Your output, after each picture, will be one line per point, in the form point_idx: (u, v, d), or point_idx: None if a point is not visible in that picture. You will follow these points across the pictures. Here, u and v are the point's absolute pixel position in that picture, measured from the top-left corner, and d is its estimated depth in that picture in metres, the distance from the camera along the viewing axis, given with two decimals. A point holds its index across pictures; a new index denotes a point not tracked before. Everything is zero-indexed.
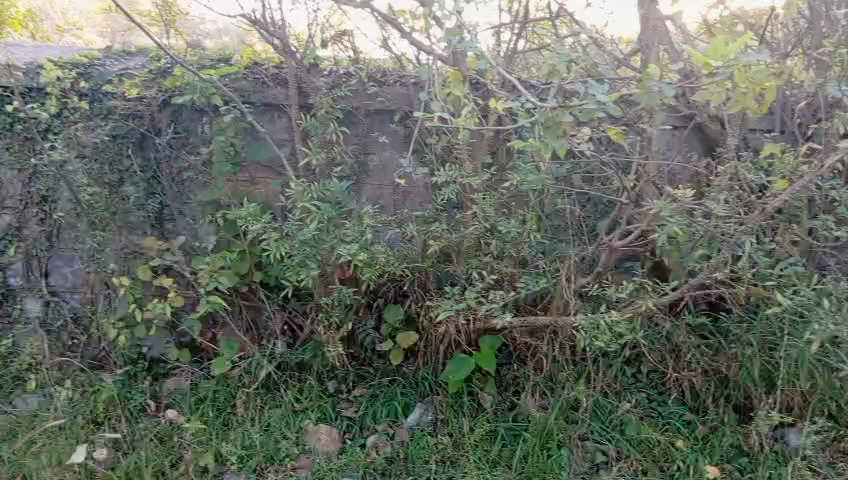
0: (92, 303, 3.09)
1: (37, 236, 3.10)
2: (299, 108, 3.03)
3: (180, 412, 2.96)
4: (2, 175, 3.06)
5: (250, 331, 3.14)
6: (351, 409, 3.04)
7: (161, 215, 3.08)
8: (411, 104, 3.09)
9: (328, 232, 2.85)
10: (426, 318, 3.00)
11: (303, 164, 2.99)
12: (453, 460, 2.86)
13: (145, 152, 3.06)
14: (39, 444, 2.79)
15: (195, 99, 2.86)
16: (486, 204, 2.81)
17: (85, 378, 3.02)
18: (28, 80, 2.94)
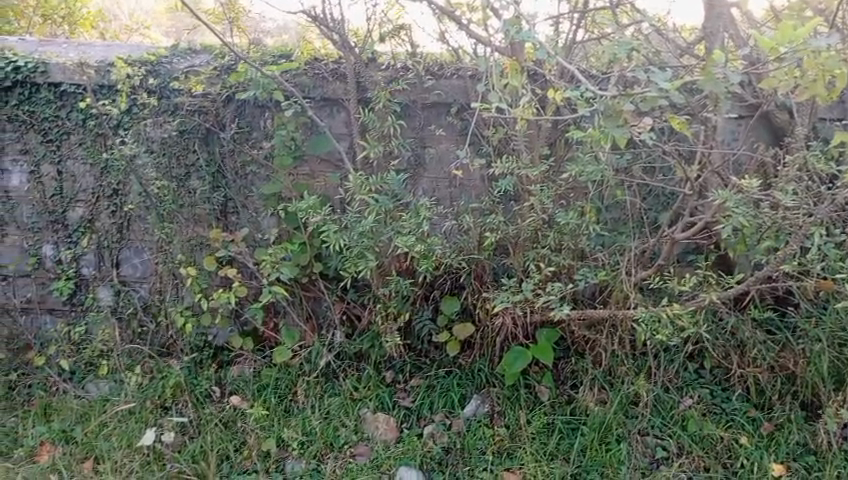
0: (160, 292, 3.21)
1: (109, 228, 3.23)
2: (358, 102, 3.08)
3: (244, 398, 3.05)
4: (76, 170, 3.20)
5: (310, 320, 3.19)
6: (408, 399, 3.08)
7: (226, 208, 3.17)
8: (468, 97, 3.08)
9: (387, 224, 2.89)
10: (483, 309, 3.00)
11: (362, 157, 3.03)
12: (510, 452, 2.87)
13: (210, 147, 3.13)
14: (110, 427, 2.91)
15: (258, 94, 2.92)
16: (544, 195, 2.78)
17: (154, 364, 3.13)
18: (100, 78, 3.07)
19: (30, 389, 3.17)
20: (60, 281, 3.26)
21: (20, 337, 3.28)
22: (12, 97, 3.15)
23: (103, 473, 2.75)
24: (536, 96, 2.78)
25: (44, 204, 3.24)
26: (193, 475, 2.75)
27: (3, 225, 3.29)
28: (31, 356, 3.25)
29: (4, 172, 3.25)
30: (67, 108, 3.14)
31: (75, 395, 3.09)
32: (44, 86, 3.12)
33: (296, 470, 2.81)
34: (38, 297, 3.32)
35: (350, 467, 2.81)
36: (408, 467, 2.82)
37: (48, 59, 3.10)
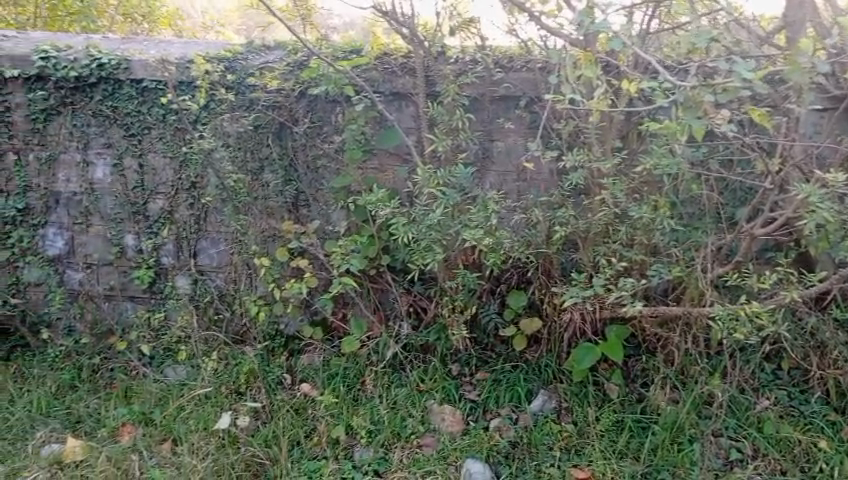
0: (235, 282, 3.32)
1: (187, 219, 3.34)
2: (426, 97, 3.07)
3: (314, 385, 3.12)
4: (156, 162, 3.31)
5: (377, 311, 3.24)
6: (474, 392, 3.10)
7: (297, 201, 3.25)
8: (538, 90, 3.05)
9: (454, 218, 2.90)
10: (551, 304, 3.00)
11: (429, 151, 3.03)
12: (578, 448, 2.85)
13: (282, 141, 3.21)
14: (187, 410, 3.00)
15: (330, 88, 2.97)
16: (616, 189, 2.74)
17: (228, 351, 3.24)
18: (180, 74, 3.17)
19: (111, 373, 3.28)
20: (140, 269, 3.37)
21: (102, 322, 3.41)
22: (96, 93, 3.25)
23: (181, 454, 2.81)
24: (610, 88, 2.72)
25: (126, 196, 3.34)
26: (265, 458, 2.82)
27: (87, 216, 3.39)
28: (113, 341, 3.37)
29: (89, 165, 3.35)
30: (148, 104, 3.23)
31: (153, 379, 3.19)
32: (126, 83, 3.22)
33: (364, 458, 2.86)
34: (119, 285, 3.44)
35: (417, 458, 2.84)
36: (474, 460, 2.80)
37: (130, 57, 3.20)
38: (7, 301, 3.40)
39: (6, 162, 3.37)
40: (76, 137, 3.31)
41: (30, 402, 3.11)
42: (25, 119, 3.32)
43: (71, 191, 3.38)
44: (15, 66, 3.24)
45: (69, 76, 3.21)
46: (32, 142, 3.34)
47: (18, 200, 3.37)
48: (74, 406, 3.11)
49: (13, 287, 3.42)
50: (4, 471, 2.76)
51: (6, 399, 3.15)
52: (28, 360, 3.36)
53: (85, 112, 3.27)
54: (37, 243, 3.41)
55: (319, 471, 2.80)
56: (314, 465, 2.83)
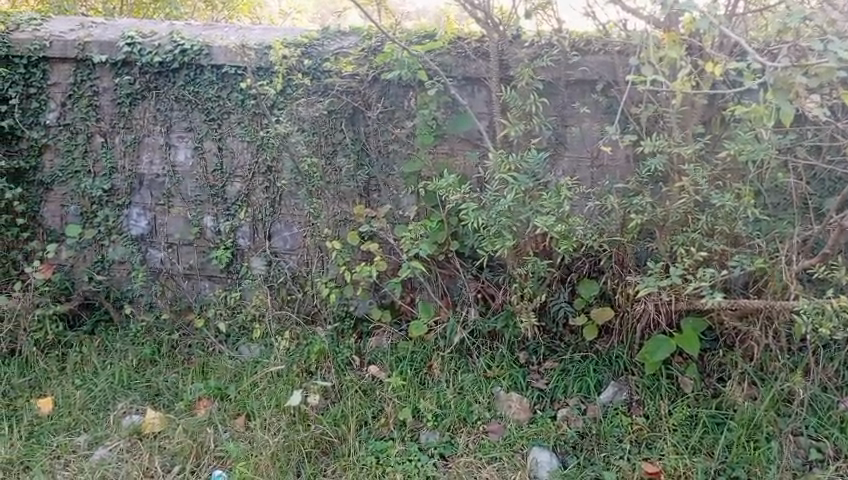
0: (307, 264, 3.40)
1: (263, 202, 3.43)
2: (499, 81, 3.02)
3: (382, 368, 3.16)
4: (235, 147, 3.41)
5: (445, 296, 3.25)
6: (542, 381, 3.06)
7: (368, 186, 3.29)
8: (615, 73, 2.97)
9: (525, 204, 2.83)
10: (623, 294, 2.93)
11: (502, 136, 2.99)
12: (649, 442, 2.79)
13: (355, 126, 3.24)
14: (261, 387, 3.09)
15: (403, 73, 2.98)
16: (698, 175, 2.65)
17: (300, 331, 3.32)
18: (259, 60, 3.24)
19: (189, 349, 3.39)
20: (218, 250, 3.49)
21: (182, 299, 3.55)
22: (179, 78, 3.37)
23: (254, 429, 2.91)
24: (693, 70, 2.64)
25: (206, 179, 3.46)
26: (334, 437, 2.87)
27: (169, 198, 3.52)
28: (191, 318, 3.50)
29: (171, 148, 3.48)
30: (228, 89, 3.33)
31: (229, 356, 3.31)
32: (207, 68, 3.32)
33: (431, 441, 2.88)
34: (198, 264, 3.56)
35: (483, 443, 2.84)
36: (541, 449, 2.80)
37: (211, 43, 3.30)
38: (93, 278, 3.55)
39: (93, 144, 3.53)
40: (159, 122, 3.45)
41: (113, 374, 3.22)
42: (112, 103, 3.48)
43: (154, 172, 3.52)
44: (102, 51, 3.41)
45: (153, 62, 3.34)
46: (117, 125, 3.49)
47: (104, 181, 3.53)
48: (154, 379, 3.21)
49: (98, 265, 3.58)
50: (87, 439, 2.88)
51: (90, 371, 3.25)
52: (112, 334, 3.47)
53: (169, 97, 3.40)
54: (122, 223, 3.57)
55: (385, 451, 2.83)
56: (381, 445, 2.86)
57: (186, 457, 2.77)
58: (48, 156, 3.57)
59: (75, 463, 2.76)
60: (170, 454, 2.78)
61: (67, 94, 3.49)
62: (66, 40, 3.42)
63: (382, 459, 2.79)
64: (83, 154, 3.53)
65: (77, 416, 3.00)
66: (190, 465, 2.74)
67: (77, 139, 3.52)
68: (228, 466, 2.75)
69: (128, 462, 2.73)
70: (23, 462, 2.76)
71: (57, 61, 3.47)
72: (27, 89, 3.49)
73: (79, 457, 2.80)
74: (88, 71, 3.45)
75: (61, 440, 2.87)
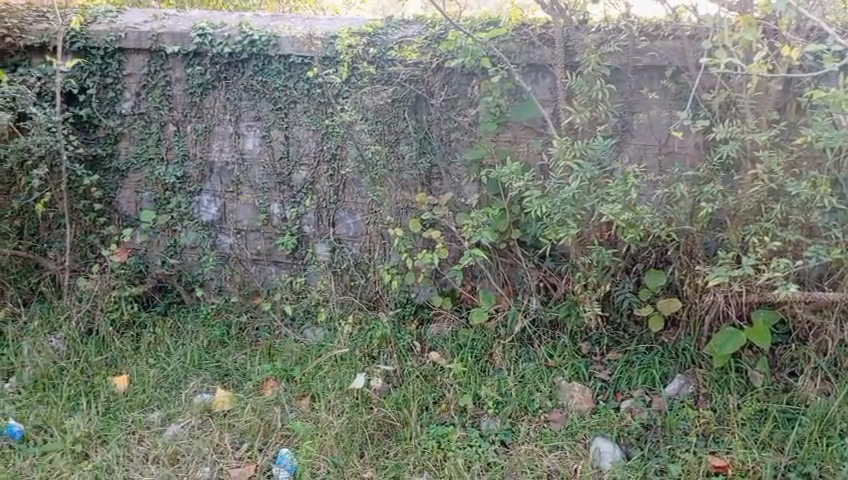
0: (370, 251, 3.45)
1: (327, 190, 3.49)
2: (565, 67, 2.97)
3: (443, 355, 3.18)
4: (300, 136, 3.48)
5: (506, 285, 3.24)
6: (605, 372, 3.03)
7: (430, 173, 3.31)
8: (685, 59, 2.89)
9: (591, 192, 2.79)
10: (692, 285, 2.90)
11: (566, 123, 2.94)
12: (717, 436, 2.73)
13: (419, 114, 3.26)
14: (325, 370, 3.16)
15: (466, 60, 3.00)
16: (773, 163, 2.58)
17: (363, 316, 3.38)
18: (325, 49, 3.29)
19: (257, 332, 3.49)
20: (285, 236, 3.57)
21: (249, 283, 3.65)
22: (248, 68, 3.46)
23: (319, 410, 2.98)
24: (769, 52, 2.58)
25: (273, 166, 3.55)
26: (396, 420, 2.91)
27: (238, 185, 3.63)
28: (258, 301, 3.60)
29: (240, 136, 3.57)
30: (295, 79, 3.40)
31: (294, 339, 3.39)
32: (275, 58, 3.40)
33: (491, 428, 2.89)
34: (265, 250, 3.65)
35: (545, 432, 2.83)
36: (603, 439, 2.77)
37: (279, 33, 3.36)
38: (167, 261, 3.69)
39: (166, 133, 3.66)
40: (229, 111, 3.55)
41: (184, 354, 3.33)
42: (184, 93, 3.59)
43: (223, 160, 3.62)
44: (175, 42, 3.51)
45: (224, 52, 3.44)
46: (189, 114, 3.61)
47: (177, 168, 3.66)
48: (223, 360, 3.31)
49: (172, 249, 3.72)
50: (161, 415, 3.00)
51: (163, 350, 3.37)
52: (183, 315, 3.59)
53: (238, 86, 3.50)
54: (193, 209, 3.69)
55: (446, 436, 2.85)
56: (443, 430, 2.89)
57: (254, 435, 2.87)
58: (124, 144, 3.72)
59: (149, 438, 2.87)
60: (239, 432, 2.88)
61: (141, 84, 3.62)
62: (141, 31, 3.54)
63: (443, 444, 2.81)
64: (157, 142, 3.67)
65: (150, 393, 3.12)
66: (258, 443, 2.84)
67: (152, 128, 3.65)
68: (294, 444, 2.83)
69: (199, 439, 2.84)
70: (100, 436, 2.89)
71: (132, 52, 3.60)
72: (104, 80, 3.64)
73: (152, 433, 2.91)
74: (161, 62, 3.57)
75: (136, 417, 2.99)
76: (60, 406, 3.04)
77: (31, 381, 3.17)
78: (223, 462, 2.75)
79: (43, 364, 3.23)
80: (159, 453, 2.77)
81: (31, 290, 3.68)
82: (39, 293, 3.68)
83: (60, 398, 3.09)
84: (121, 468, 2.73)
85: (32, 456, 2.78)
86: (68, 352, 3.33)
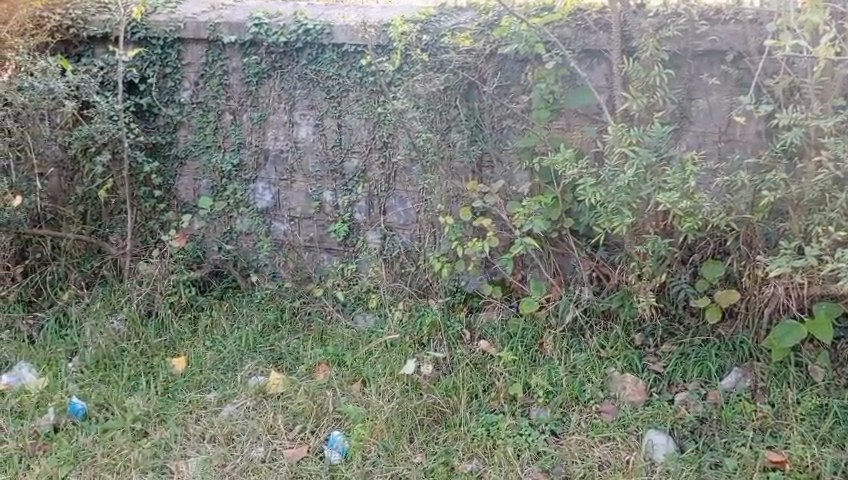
0: (421, 239, 3.47)
1: (379, 178, 3.52)
2: (621, 53, 2.91)
3: (492, 343, 3.17)
4: (353, 124, 3.51)
5: (558, 275, 3.21)
6: (659, 364, 2.97)
7: (481, 161, 3.29)
8: (746, 44, 2.81)
9: (647, 180, 2.73)
10: (751, 277, 2.83)
11: (622, 109, 2.89)
12: (774, 431, 2.68)
13: (471, 102, 3.24)
14: (375, 355, 3.19)
15: (521, 47, 2.96)
16: (839, 149, 2.47)
17: (413, 303, 3.40)
18: (378, 37, 3.30)
19: (309, 316, 3.55)
20: (337, 223, 3.62)
21: (302, 270, 3.71)
22: (302, 57, 3.51)
23: (370, 394, 3.01)
24: (836, 35, 2.51)
25: (326, 154, 3.59)
26: (446, 407, 2.91)
27: (292, 173, 3.69)
28: (310, 287, 3.65)
29: (294, 124, 3.63)
30: (348, 67, 3.43)
31: (346, 324, 3.44)
32: (329, 47, 3.43)
33: (542, 417, 2.87)
34: (318, 237, 3.71)
35: (596, 423, 2.80)
36: (657, 431, 2.73)
37: (333, 22, 3.40)
38: (223, 247, 3.78)
39: (223, 122, 3.74)
40: (284, 99, 3.60)
41: (240, 337, 3.41)
42: (240, 82, 3.67)
43: (278, 148, 3.69)
44: (232, 32, 3.59)
45: (279, 42, 3.49)
46: (245, 103, 3.68)
47: (233, 156, 3.74)
48: (277, 344, 3.38)
49: (228, 236, 3.80)
50: (218, 396, 3.08)
51: (219, 333, 3.46)
52: (238, 299, 3.67)
53: (293, 75, 3.55)
54: (249, 196, 3.77)
55: (496, 424, 2.85)
56: (492, 418, 2.88)
57: (307, 416, 2.93)
58: (182, 132, 3.82)
59: (206, 417, 2.96)
60: (292, 414, 2.94)
61: (199, 73, 3.71)
62: (199, 22, 3.63)
63: (493, 432, 2.81)
64: (214, 131, 3.75)
65: (207, 374, 3.20)
66: (311, 425, 2.90)
67: (210, 117, 3.74)
68: (346, 427, 2.88)
69: (253, 419, 2.92)
70: (159, 414, 2.98)
71: (190, 42, 3.69)
72: (163, 69, 3.74)
73: (209, 412, 2.99)
74: (219, 51, 3.66)
75: (193, 396, 3.07)
76: (121, 385, 3.14)
77: (93, 361, 3.28)
78: (277, 442, 2.82)
79: (104, 344, 3.34)
80: (216, 432, 2.85)
81: (93, 273, 3.74)
82: (101, 277, 3.74)
83: (122, 377, 3.19)
84: (179, 446, 2.82)
85: (93, 433, 2.88)
86: (129, 333, 3.43)
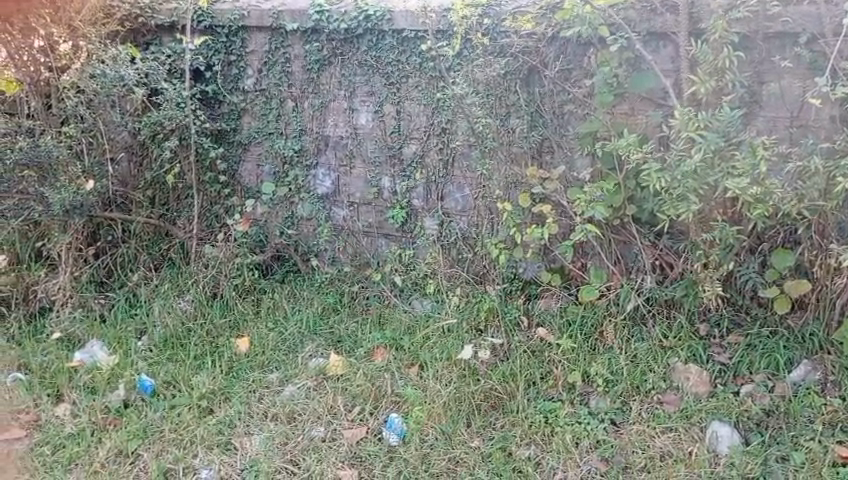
0: (478, 225, 3.46)
1: (437, 164, 3.53)
2: (689, 35, 2.84)
3: (550, 331, 3.14)
4: (412, 110, 3.52)
5: (619, 263, 3.16)
6: (724, 355, 2.89)
7: (541, 147, 3.25)
8: (822, 25, 2.70)
9: (715, 166, 2.66)
10: (823, 266, 2.77)
11: (689, 93, 2.82)
12: (844, 425, 2.59)
13: (531, 87, 3.20)
14: (433, 340, 3.21)
15: (584, 29, 2.91)
16: None
17: (470, 289, 3.40)
18: (439, 22, 3.29)
19: (367, 300, 3.59)
20: (395, 209, 3.65)
21: (361, 254, 3.77)
22: (363, 44, 3.53)
23: (427, 379, 3.03)
24: None
25: (385, 140, 3.62)
26: (503, 392, 2.90)
27: (351, 159, 3.73)
28: (369, 272, 3.70)
29: (354, 111, 3.67)
30: (407, 53, 3.43)
31: (403, 309, 3.47)
32: (389, 33, 3.45)
33: (601, 406, 2.83)
34: (376, 222, 3.75)
35: (657, 413, 2.75)
36: (720, 422, 2.66)
37: (393, 8, 3.41)
38: (285, 232, 3.86)
39: (285, 109, 3.81)
40: (344, 86, 3.64)
41: (301, 320, 3.48)
42: (302, 69, 3.72)
43: (338, 134, 3.73)
44: (294, 19, 3.65)
45: (340, 28, 3.53)
46: (307, 90, 3.73)
47: (295, 142, 3.80)
48: (336, 327, 3.43)
49: (289, 221, 3.88)
50: (279, 376, 3.15)
51: (281, 315, 3.53)
52: (299, 283, 3.75)
53: (353, 62, 3.58)
54: (309, 182, 3.83)
55: (554, 412, 2.83)
56: (550, 405, 2.86)
57: (365, 398, 2.97)
58: (246, 119, 3.90)
59: (268, 397, 3.03)
60: (351, 395, 2.98)
61: (263, 61, 3.78)
62: (262, 10, 3.69)
63: (551, 419, 2.79)
64: (276, 117, 3.82)
65: (269, 355, 3.28)
66: (369, 407, 2.94)
67: (272, 104, 3.82)
68: (403, 409, 2.91)
69: (314, 400, 2.97)
70: (224, 393, 3.06)
71: (253, 30, 3.77)
72: (228, 57, 3.83)
73: (271, 391, 3.07)
74: (281, 39, 3.72)
75: (256, 376, 3.15)
76: (188, 364, 3.23)
77: (161, 340, 3.40)
78: (337, 423, 2.87)
79: (172, 324, 3.45)
80: (278, 411, 2.93)
81: (161, 256, 3.86)
82: (169, 259, 3.85)
83: (189, 356, 3.29)
84: (243, 424, 2.90)
85: (161, 409, 2.98)
86: (195, 313, 3.54)
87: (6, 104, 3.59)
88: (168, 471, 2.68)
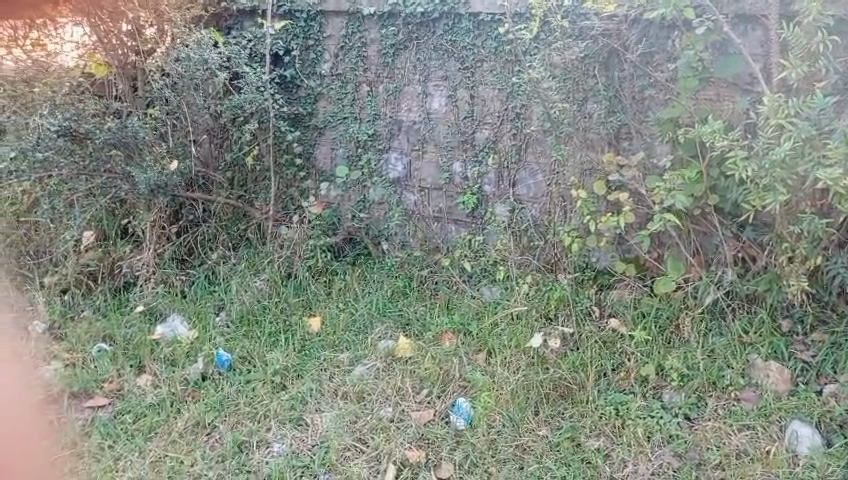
0: (550, 213, 3.43)
1: (510, 149, 3.51)
2: (780, 18, 2.73)
3: (623, 322, 3.07)
4: (486, 94, 3.51)
5: (698, 255, 3.06)
6: (808, 353, 2.78)
7: (619, 133, 3.17)
8: None
9: (805, 155, 2.52)
10: None
11: (779, 78, 2.70)
12: None
13: (610, 71, 3.12)
14: (502, 327, 3.20)
15: (668, 11, 2.77)
16: None
17: (541, 277, 3.37)
18: (516, 5, 3.26)
19: (436, 285, 3.59)
20: (466, 195, 3.66)
21: (430, 239, 3.79)
22: (438, 28, 3.53)
23: (495, 365, 3.02)
24: None
25: (458, 125, 3.62)
26: (573, 382, 2.86)
27: (424, 143, 3.75)
28: (438, 258, 3.71)
29: (427, 96, 3.68)
30: (483, 37, 3.42)
31: (471, 295, 3.46)
32: (465, 17, 3.43)
33: (675, 401, 2.75)
34: (447, 208, 3.76)
35: (735, 410, 2.66)
36: (802, 423, 2.55)
37: None
38: (357, 215, 3.92)
39: (360, 93, 3.85)
40: (419, 70, 3.65)
41: (371, 302, 3.53)
42: (377, 54, 3.75)
43: (411, 119, 3.76)
44: (371, 4, 3.67)
45: (416, 12, 3.52)
46: (382, 75, 3.76)
47: (369, 126, 3.85)
48: (405, 310, 3.45)
49: (361, 204, 3.93)
50: (349, 356, 3.21)
51: (352, 297, 3.59)
52: (370, 266, 3.79)
53: (428, 46, 3.58)
54: (382, 167, 3.88)
55: (625, 404, 2.77)
56: (621, 397, 2.80)
57: (433, 381, 2.99)
58: (322, 103, 3.97)
59: (339, 375, 3.09)
60: (419, 378, 3.01)
61: (339, 45, 3.83)
62: None
63: (622, 412, 2.73)
64: (352, 102, 3.87)
65: (340, 335, 3.34)
66: (437, 390, 2.95)
67: (347, 88, 3.86)
68: (471, 394, 2.91)
69: (383, 381, 3.02)
70: (296, 370, 3.14)
71: (331, 15, 3.82)
72: (306, 42, 3.88)
73: (342, 371, 3.13)
74: (358, 23, 3.75)
75: (328, 355, 3.22)
76: (262, 341, 3.33)
77: (238, 316, 3.50)
78: (405, 404, 2.90)
79: (248, 302, 3.56)
80: (348, 389, 2.99)
81: (239, 236, 3.98)
82: (246, 239, 3.97)
83: (264, 333, 3.38)
84: (314, 400, 2.97)
85: (238, 383, 3.08)
86: (270, 292, 3.63)
87: (94, 87, 3.75)
88: (242, 442, 2.77)
